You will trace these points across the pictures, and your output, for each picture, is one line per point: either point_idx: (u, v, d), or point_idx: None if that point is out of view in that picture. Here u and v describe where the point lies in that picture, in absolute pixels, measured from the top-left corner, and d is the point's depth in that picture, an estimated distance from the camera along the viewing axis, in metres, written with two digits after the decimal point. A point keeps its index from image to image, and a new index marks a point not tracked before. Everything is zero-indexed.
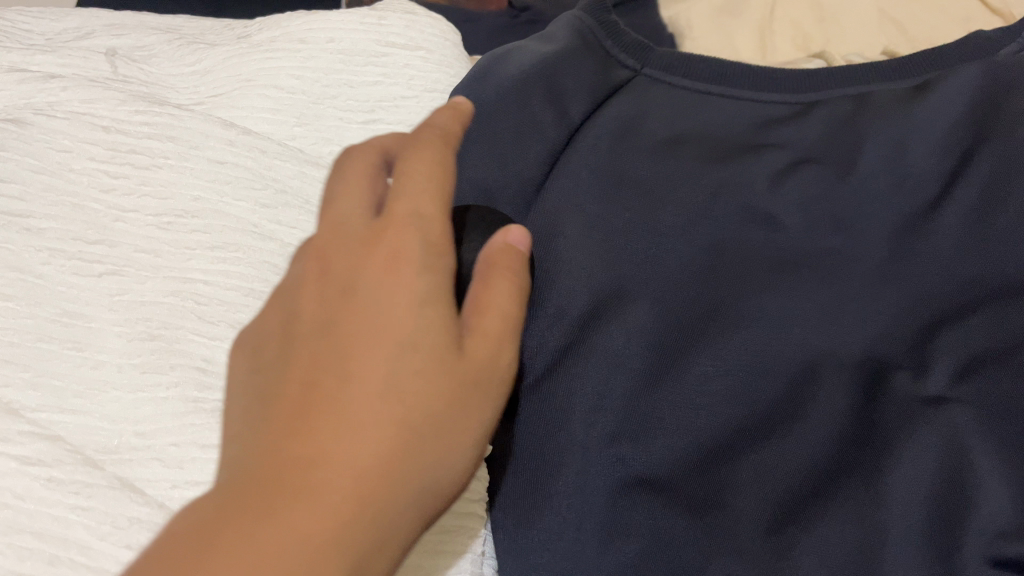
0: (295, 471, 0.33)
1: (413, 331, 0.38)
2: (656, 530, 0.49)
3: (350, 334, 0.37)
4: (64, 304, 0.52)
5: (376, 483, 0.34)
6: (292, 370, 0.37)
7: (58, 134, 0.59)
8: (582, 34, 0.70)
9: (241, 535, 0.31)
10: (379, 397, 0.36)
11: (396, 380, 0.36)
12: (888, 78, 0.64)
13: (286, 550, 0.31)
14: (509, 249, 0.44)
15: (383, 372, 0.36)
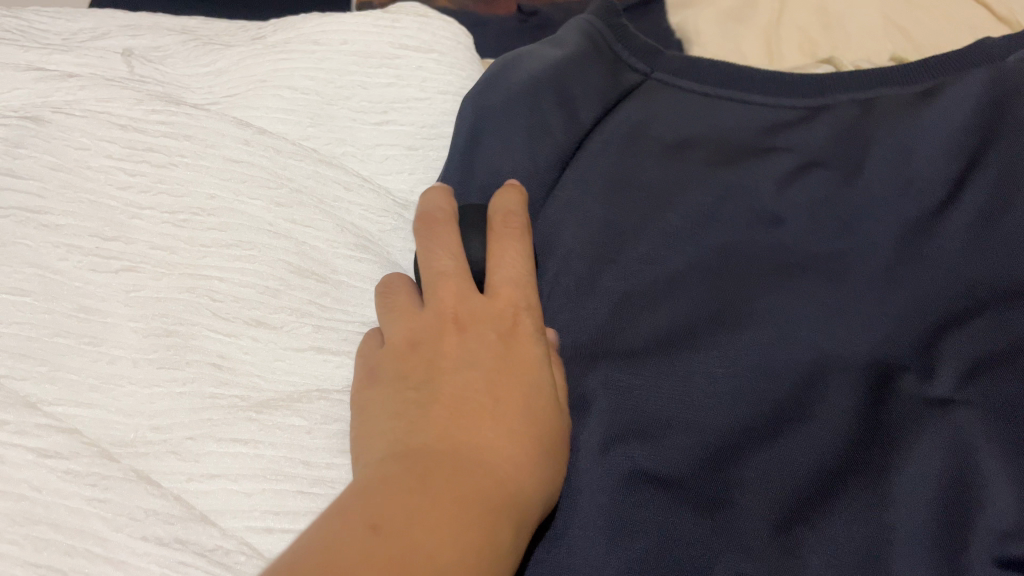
0: (452, 466, 0.42)
1: (515, 349, 0.51)
2: (664, 529, 0.48)
3: (470, 382, 0.48)
4: (81, 300, 0.52)
5: (501, 440, 0.45)
6: (435, 407, 0.46)
7: (76, 132, 0.60)
8: (592, 40, 0.71)
9: (432, 505, 0.40)
10: (517, 390, 0.48)
11: (519, 386, 0.48)
12: (894, 84, 0.65)
13: (461, 509, 0.40)
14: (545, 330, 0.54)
15: (509, 387, 0.48)
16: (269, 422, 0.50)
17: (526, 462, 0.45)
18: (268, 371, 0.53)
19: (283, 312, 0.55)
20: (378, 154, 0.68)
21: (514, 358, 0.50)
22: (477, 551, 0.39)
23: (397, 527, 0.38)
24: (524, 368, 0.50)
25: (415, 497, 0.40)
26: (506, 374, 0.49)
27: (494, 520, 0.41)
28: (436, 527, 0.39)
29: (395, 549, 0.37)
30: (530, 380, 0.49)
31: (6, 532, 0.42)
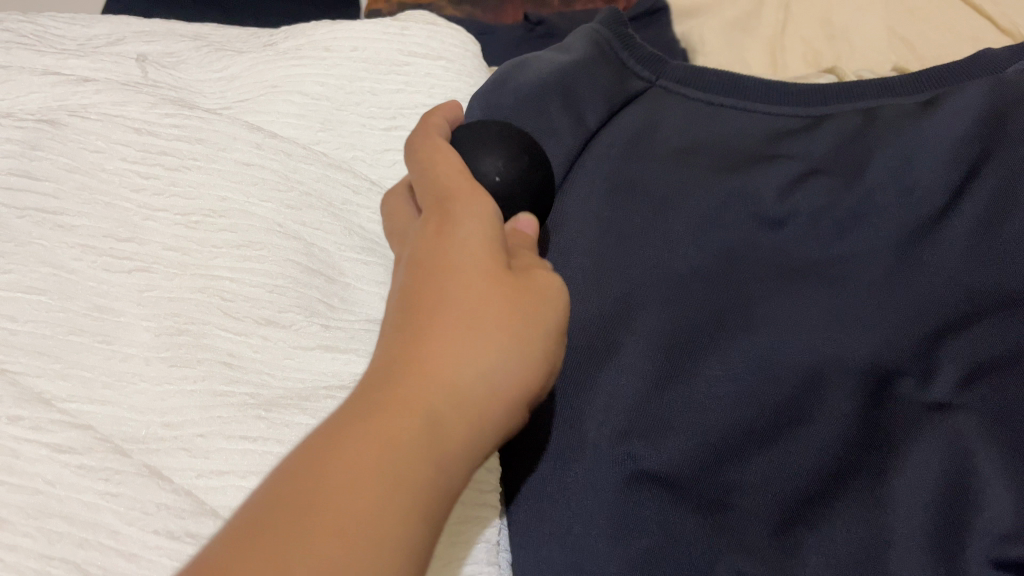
0: (378, 410, 0.34)
1: (460, 258, 0.41)
2: (664, 528, 0.50)
3: (414, 285, 0.41)
4: (95, 299, 0.53)
5: (442, 369, 0.37)
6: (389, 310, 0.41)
7: (91, 134, 0.61)
8: (599, 46, 0.72)
9: (352, 449, 0.32)
10: (463, 306, 0.39)
11: (472, 306, 0.39)
12: (895, 95, 0.66)
13: (391, 451, 0.33)
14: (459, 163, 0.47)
15: (457, 304, 0.39)
16: (278, 420, 0.50)
17: (462, 400, 0.37)
18: (277, 369, 0.54)
19: (293, 311, 0.56)
20: (388, 158, 0.69)
21: (471, 272, 0.40)
22: (405, 492, 0.33)
23: (310, 468, 0.32)
24: (479, 276, 0.40)
25: (338, 434, 0.33)
26: (462, 276, 0.40)
27: (431, 463, 0.34)
28: (358, 466, 0.32)
29: (308, 500, 0.31)
30: (473, 294, 0.40)
31: (20, 524, 0.43)
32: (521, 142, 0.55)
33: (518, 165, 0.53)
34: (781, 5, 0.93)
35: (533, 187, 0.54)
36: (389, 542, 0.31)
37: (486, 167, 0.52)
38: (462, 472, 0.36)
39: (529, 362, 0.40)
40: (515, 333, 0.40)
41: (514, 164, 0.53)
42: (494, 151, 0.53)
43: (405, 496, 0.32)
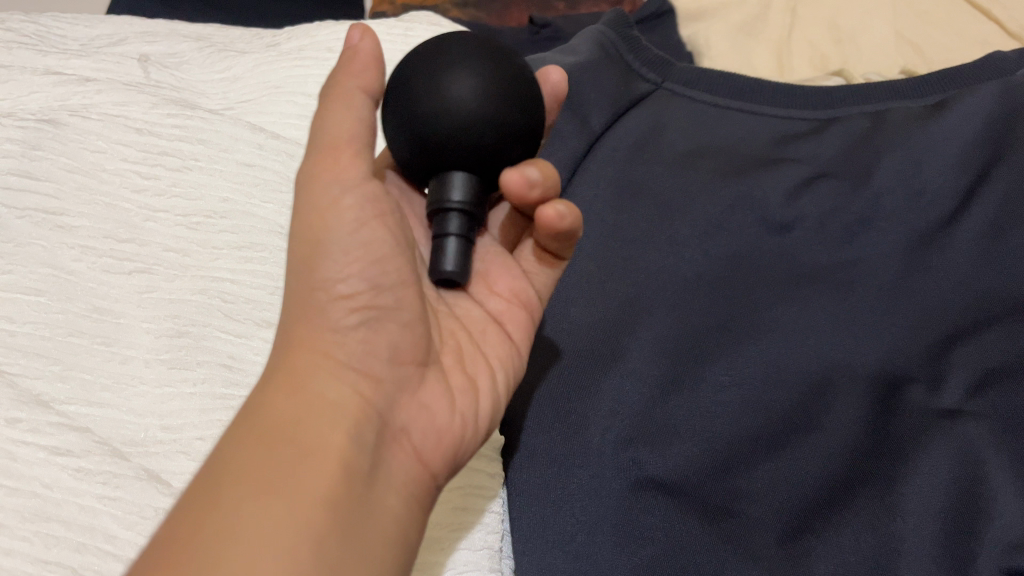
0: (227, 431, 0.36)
1: (340, 253, 0.39)
2: (670, 536, 0.48)
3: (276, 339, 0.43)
4: (95, 300, 0.53)
5: (275, 369, 0.38)
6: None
7: (92, 135, 0.60)
8: (605, 48, 0.71)
9: (202, 473, 0.34)
10: (287, 313, 0.40)
11: (287, 312, 0.40)
12: (903, 98, 0.65)
13: (222, 459, 0.34)
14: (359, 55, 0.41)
15: (286, 311, 0.40)
16: None
17: (295, 379, 0.37)
18: None
19: None
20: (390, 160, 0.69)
21: (292, 262, 0.41)
22: (295, 506, 0.33)
23: (191, 502, 0.33)
24: (300, 257, 0.40)
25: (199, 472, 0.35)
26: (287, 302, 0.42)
27: (290, 447, 0.35)
28: (210, 488, 0.33)
29: (174, 527, 0.32)
30: (309, 267, 0.39)
31: (16, 529, 0.42)
32: (483, 54, 0.41)
33: (489, 68, 0.41)
34: (787, 7, 0.92)
35: (507, 101, 0.41)
36: (247, 534, 0.31)
37: (453, 89, 0.40)
38: (333, 440, 0.35)
39: (344, 309, 0.39)
40: (332, 287, 0.39)
41: (485, 68, 0.41)
42: (457, 66, 0.41)
43: (252, 488, 0.33)
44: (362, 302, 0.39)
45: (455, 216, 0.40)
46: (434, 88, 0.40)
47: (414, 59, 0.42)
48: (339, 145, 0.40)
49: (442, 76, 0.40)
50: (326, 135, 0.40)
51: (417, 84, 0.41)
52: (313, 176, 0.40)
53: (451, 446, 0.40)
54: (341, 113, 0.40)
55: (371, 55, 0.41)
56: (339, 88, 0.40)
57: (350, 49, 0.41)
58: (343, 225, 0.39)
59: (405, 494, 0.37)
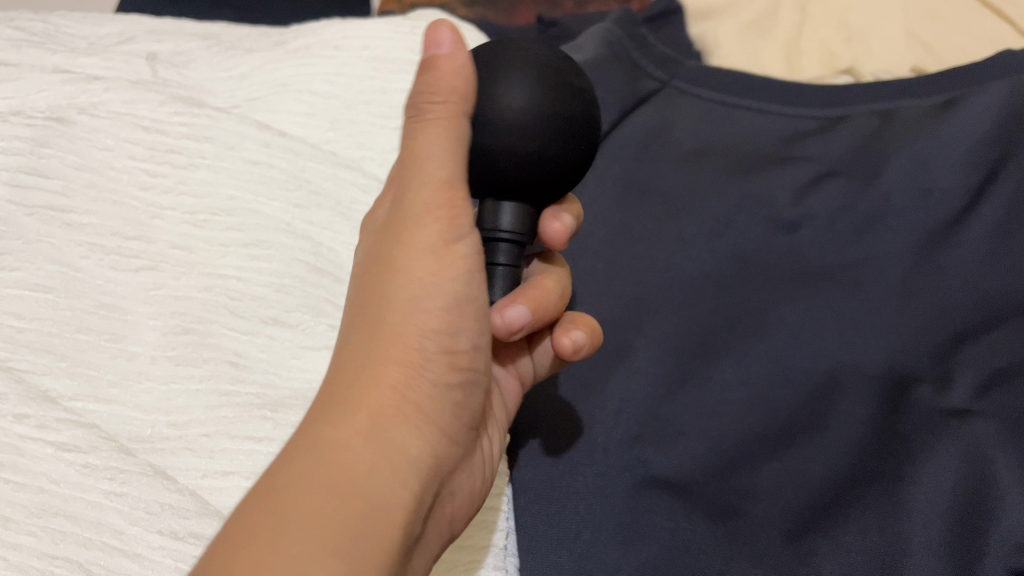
0: (291, 446, 0.33)
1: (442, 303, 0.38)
2: (675, 536, 0.47)
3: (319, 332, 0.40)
4: (102, 297, 0.53)
5: (360, 390, 0.35)
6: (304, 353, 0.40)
7: (100, 133, 0.60)
8: (612, 48, 0.71)
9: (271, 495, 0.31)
10: (363, 323, 0.37)
11: (361, 319, 0.38)
12: (914, 96, 0.65)
13: (306, 488, 0.31)
14: (460, 67, 0.39)
15: (364, 319, 0.38)
16: (284, 420, 0.50)
17: (382, 414, 0.35)
18: (283, 369, 0.54)
19: (300, 310, 0.57)
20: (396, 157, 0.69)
21: (382, 273, 0.39)
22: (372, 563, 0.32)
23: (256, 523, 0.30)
24: (392, 278, 0.38)
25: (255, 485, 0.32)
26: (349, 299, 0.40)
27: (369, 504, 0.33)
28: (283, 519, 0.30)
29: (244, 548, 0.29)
30: (403, 297, 0.38)
31: (24, 523, 0.42)
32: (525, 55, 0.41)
33: (535, 81, 0.40)
34: (797, 7, 0.91)
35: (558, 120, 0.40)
36: None
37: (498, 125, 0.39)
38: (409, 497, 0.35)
39: (432, 353, 0.38)
40: (424, 325, 0.38)
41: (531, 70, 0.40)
42: (503, 74, 0.40)
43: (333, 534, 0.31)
44: (446, 349, 0.38)
45: (502, 246, 0.42)
46: (481, 121, 0.40)
47: (451, 83, 0.41)
48: (448, 182, 0.39)
49: (484, 109, 0.40)
50: (435, 164, 0.38)
51: (464, 120, 0.40)
52: (426, 196, 0.38)
53: (475, 497, 0.44)
54: (451, 143, 0.38)
55: (458, 65, 0.39)
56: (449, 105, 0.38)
57: (434, 55, 0.39)
58: (446, 275, 0.39)
59: (429, 549, 0.39)
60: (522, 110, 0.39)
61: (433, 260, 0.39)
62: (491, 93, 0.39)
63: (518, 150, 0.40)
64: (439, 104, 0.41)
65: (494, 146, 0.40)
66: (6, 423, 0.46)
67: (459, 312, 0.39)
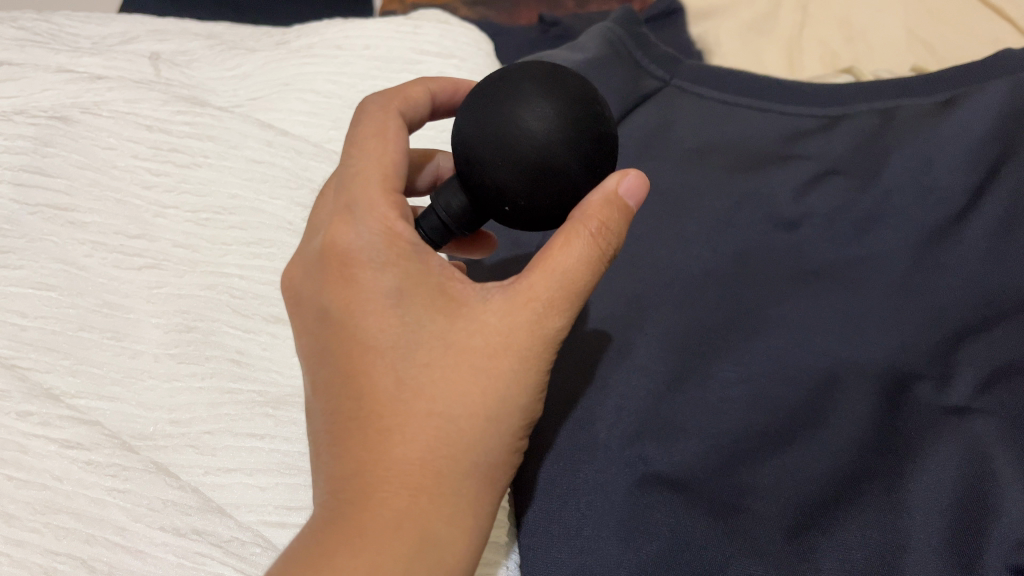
0: (389, 533, 0.37)
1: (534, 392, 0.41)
2: (675, 532, 0.47)
3: (388, 382, 0.39)
4: (105, 296, 0.53)
5: (452, 482, 0.39)
6: (357, 392, 0.40)
7: (103, 132, 0.61)
8: (614, 47, 0.71)
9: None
10: (456, 403, 0.39)
11: (457, 396, 0.39)
12: (914, 94, 0.65)
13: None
14: (612, 202, 0.41)
15: (459, 397, 0.39)
16: (286, 418, 0.51)
17: (471, 502, 0.39)
18: (286, 366, 0.54)
19: None
20: None
21: (479, 357, 0.40)
22: None
23: None
24: (499, 371, 0.40)
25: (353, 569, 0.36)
26: (424, 358, 0.40)
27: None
28: None
29: None
30: (507, 392, 0.40)
31: (27, 519, 0.43)
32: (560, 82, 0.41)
33: (572, 102, 0.40)
34: (798, 6, 0.91)
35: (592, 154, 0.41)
36: None
37: (527, 141, 0.39)
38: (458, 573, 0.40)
39: (518, 436, 0.41)
40: (521, 416, 0.41)
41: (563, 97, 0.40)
42: (537, 97, 0.40)
43: None
44: (526, 432, 0.42)
45: None
46: (510, 133, 0.40)
47: (479, 98, 0.42)
48: (569, 298, 0.41)
49: (512, 121, 0.40)
50: (573, 283, 0.41)
51: (490, 132, 0.40)
52: (546, 301, 0.41)
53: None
54: (585, 267, 0.41)
55: (606, 200, 0.41)
56: (603, 236, 0.41)
57: (612, 195, 0.42)
58: (545, 373, 0.42)
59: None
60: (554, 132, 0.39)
61: (540, 364, 0.41)
62: (523, 113, 0.40)
63: (549, 166, 0.40)
64: (465, 117, 0.42)
65: (523, 160, 0.40)
66: (9, 420, 0.46)
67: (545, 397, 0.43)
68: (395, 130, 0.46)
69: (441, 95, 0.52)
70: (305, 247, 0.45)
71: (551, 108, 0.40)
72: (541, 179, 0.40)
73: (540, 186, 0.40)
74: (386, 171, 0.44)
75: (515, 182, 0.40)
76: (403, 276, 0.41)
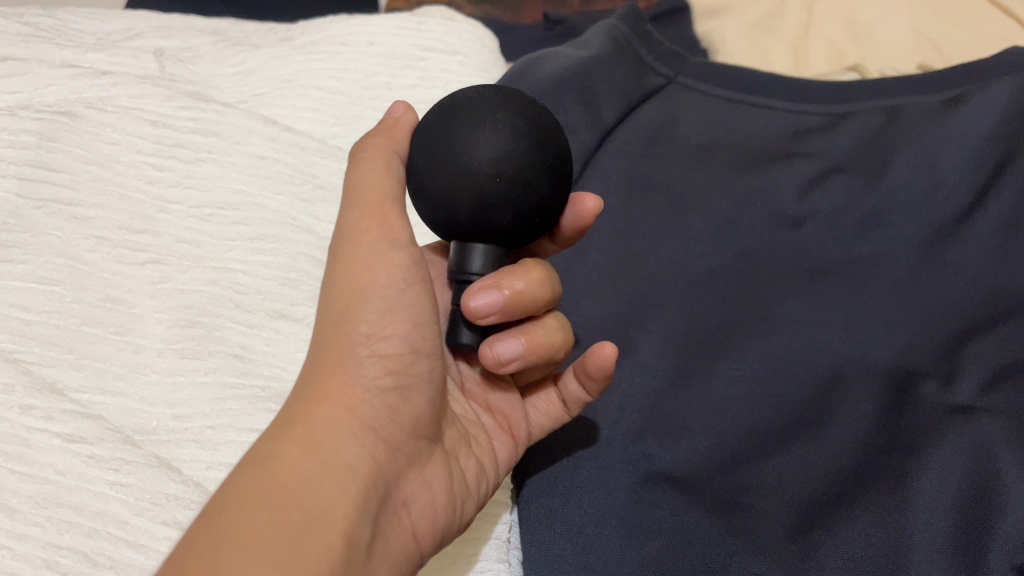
0: (255, 465, 0.35)
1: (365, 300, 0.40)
2: (677, 528, 0.47)
3: None
4: (109, 290, 0.53)
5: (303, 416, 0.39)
6: None
7: (107, 128, 0.61)
8: (618, 42, 0.71)
9: (220, 523, 0.33)
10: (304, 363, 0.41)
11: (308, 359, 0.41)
12: (920, 92, 0.65)
13: (268, 509, 0.34)
14: (397, 121, 0.45)
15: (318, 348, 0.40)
16: None
17: (326, 421, 0.38)
18: (289, 362, 0.54)
19: (305, 305, 0.57)
20: None
21: (326, 311, 0.41)
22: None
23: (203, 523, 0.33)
24: (339, 303, 0.41)
25: (216, 503, 0.34)
26: None
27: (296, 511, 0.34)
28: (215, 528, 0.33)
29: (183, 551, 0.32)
30: (348, 316, 0.40)
31: (29, 514, 0.43)
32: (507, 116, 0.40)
33: (479, 108, 0.40)
34: (803, 5, 0.91)
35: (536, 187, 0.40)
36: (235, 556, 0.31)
37: (471, 155, 0.39)
38: (343, 504, 0.36)
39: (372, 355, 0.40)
40: (379, 342, 0.40)
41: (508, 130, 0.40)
42: (483, 129, 0.40)
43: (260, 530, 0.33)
44: (396, 366, 0.40)
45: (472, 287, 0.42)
46: (455, 156, 0.39)
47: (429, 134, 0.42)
48: (383, 204, 0.42)
49: (448, 153, 0.40)
50: (380, 191, 0.42)
51: (441, 175, 0.40)
52: (357, 243, 0.42)
53: (442, 525, 0.42)
54: (362, 172, 0.43)
55: (392, 124, 0.45)
56: (375, 149, 0.43)
57: (393, 119, 0.46)
58: (404, 299, 0.41)
59: (391, 566, 0.38)
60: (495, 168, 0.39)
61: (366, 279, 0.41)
62: (468, 147, 0.39)
63: (503, 158, 0.39)
64: (419, 149, 0.42)
65: (479, 168, 0.39)
66: (13, 414, 0.46)
67: (401, 310, 0.41)
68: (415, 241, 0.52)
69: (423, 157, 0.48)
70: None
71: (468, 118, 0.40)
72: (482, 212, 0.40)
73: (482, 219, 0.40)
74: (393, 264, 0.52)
75: (489, 191, 0.39)
76: None
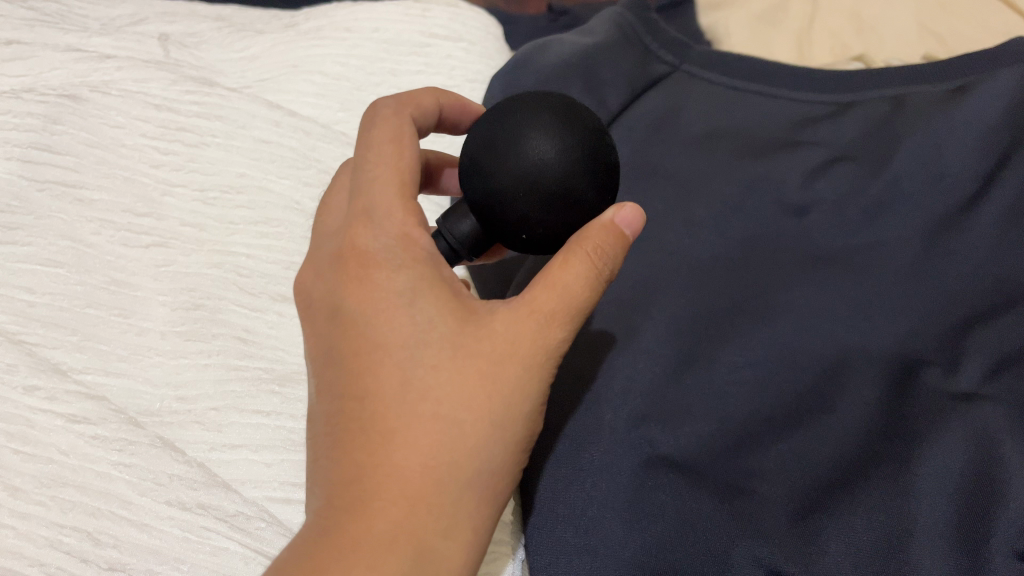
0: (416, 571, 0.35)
1: (539, 414, 0.40)
2: (678, 512, 0.47)
3: (393, 383, 0.38)
4: (113, 273, 0.53)
5: (453, 494, 0.37)
6: (363, 393, 0.38)
7: (112, 111, 0.61)
8: (623, 30, 0.71)
9: None
10: (462, 409, 0.37)
11: (464, 403, 0.37)
12: (927, 81, 0.64)
13: None
14: (610, 229, 0.40)
15: (463, 402, 0.37)
16: (291, 395, 0.51)
17: (474, 518, 0.38)
18: (292, 345, 0.54)
19: None
20: None
21: (507, 382, 0.38)
22: None
23: None
24: (518, 389, 0.38)
25: None
26: (433, 360, 0.38)
27: None
28: None
29: None
30: (531, 415, 0.39)
31: (32, 493, 0.43)
32: (582, 148, 0.41)
33: (568, 124, 0.41)
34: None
35: (563, 217, 0.41)
36: None
37: (544, 142, 0.40)
38: None
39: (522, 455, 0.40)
40: (525, 423, 0.39)
41: (569, 155, 0.40)
42: (554, 139, 0.40)
43: None
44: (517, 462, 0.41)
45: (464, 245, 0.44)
46: (513, 144, 0.40)
47: (516, 105, 0.42)
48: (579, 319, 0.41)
49: (543, 118, 0.41)
50: (576, 303, 0.40)
51: (515, 126, 0.41)
52: (555, 336, 0.39)
53: None
54: (588, 286, 0.40)
55: (605, 229, 0.41)
56: (597, 266, 0.40)
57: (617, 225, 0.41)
58: (546, 383, 0.40)
59: None
60: (536, 174, 0.40)
61: (544, 380, 0.40)
62: (527, 145, 0.40)
63: (554, 175, 0.40)
64: (503, 109, 0.42)
65: (524, 167, 0.40)
66: (16, 394, 0.46)
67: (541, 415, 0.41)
68: (409, 136, 0.44)
69: (447, 109, 0.50)
70: (320, 249, 0.43)
71: (585, 130, 0.41)
72: (500, 197, 0.41)
73: (501, 203, 0.41)
74: (403, 178, 0.42)
75: (517, 192, 0.40)
76: (418, 277, 0.39)
